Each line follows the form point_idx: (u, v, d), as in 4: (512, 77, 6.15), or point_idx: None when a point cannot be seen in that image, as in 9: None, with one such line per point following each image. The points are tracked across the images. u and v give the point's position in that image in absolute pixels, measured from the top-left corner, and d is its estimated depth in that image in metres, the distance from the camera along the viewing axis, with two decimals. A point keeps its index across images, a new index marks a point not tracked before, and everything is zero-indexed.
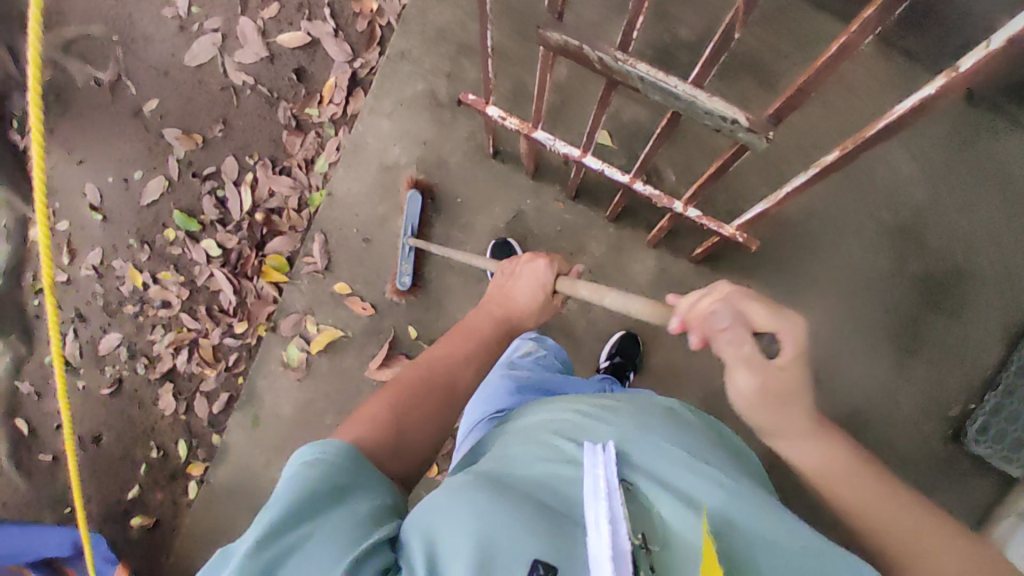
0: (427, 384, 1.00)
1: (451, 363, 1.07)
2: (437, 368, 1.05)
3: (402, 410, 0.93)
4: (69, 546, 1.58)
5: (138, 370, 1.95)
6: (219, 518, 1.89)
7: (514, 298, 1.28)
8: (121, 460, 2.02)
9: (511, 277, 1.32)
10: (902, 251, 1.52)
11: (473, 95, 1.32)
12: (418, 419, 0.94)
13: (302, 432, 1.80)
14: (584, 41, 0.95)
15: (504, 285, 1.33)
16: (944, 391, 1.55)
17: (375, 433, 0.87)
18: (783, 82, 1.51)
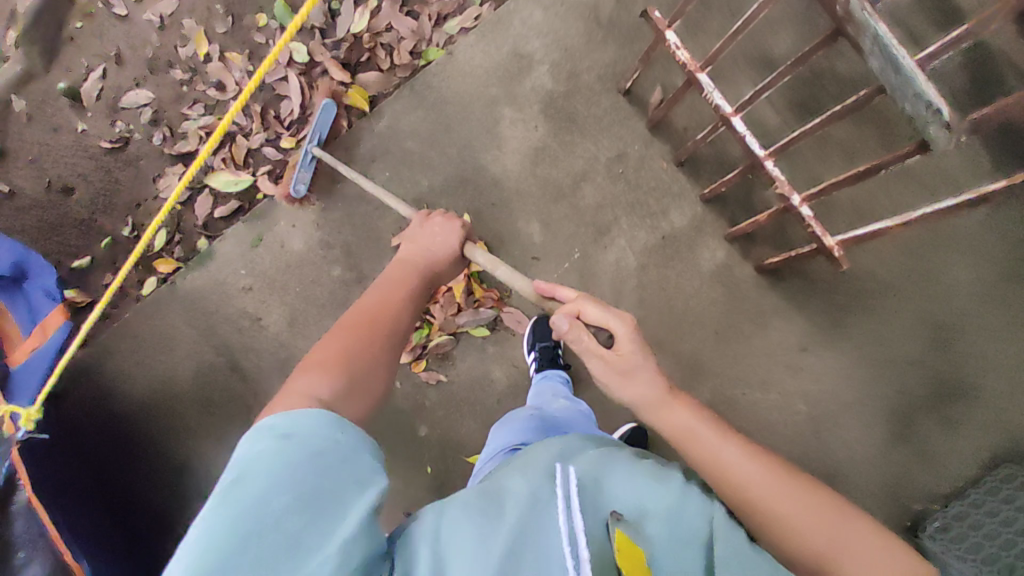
0: (369, 328, 1.01)
1: (392, 308, 1.08)
2: (378, 315, 1.05)
3: (353, 354, 0.95)
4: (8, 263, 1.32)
5: (151, 138, 1.75)
6: (168, 322, 1.71)
7: (424, 249, 1.30)
8: (80, 223, 1.78)
9: (426, 234, 1.33)
10: (931, 345, 1.57)
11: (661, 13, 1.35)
12: (368, 365, 0.95)
13: (303, 270, 1.67)
14: None
15: (419, 241, 1.33)
16: (914, 484, 1.58)
17: (330, 385, 0.88)
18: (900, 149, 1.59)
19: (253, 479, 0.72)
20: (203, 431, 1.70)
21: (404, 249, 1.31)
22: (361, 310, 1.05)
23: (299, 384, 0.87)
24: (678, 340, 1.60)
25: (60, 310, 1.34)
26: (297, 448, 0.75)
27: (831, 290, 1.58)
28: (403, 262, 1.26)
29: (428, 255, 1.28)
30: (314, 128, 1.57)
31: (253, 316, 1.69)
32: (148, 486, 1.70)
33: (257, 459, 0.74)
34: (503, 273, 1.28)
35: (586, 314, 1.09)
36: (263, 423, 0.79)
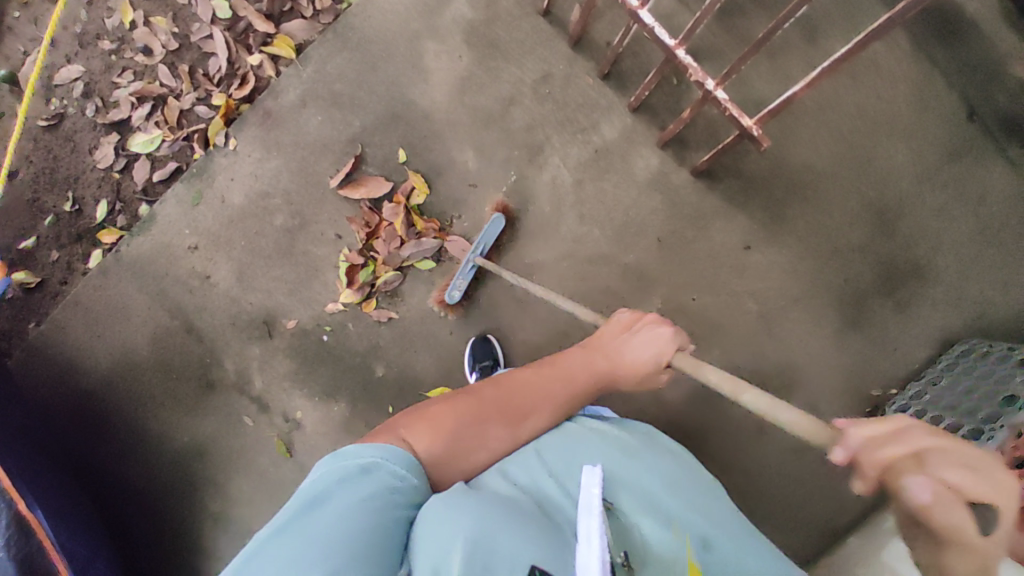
0: (500, 417, 0.96)
1: (537, 406, 0.99)
2: (514, 412, 0.98)
3: (463, 434, 0.93)
4: None
5: (85, 111, 1.76)
6: (115, 290, 1.71)
7: (623, 352, 1.10)
8: (24, 203, 1.78)
9: (627, 332, 1.13)
10: (873, 231, 1.58)
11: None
12: (483, 457, 0.94)
13: (247, 223, 1.68)
14: None
15: (615, 336, 1.14)
16: (871, 371, 1.59)
17: (429, 444, 0.90)
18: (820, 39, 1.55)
19: (330, 501, 0.77)
20: (164, 396, 1.70)
21: (605, 333, 1.15)
22: (498, 389, 1.01)
23: (407, 427, 0.92)
24: (623, 252, 1.61)
25: None
26: (377, 477, 0.81)
27: (768, 187, 1.58)
28: (592, 355, 1.11)
29: (623, 355, 1.09)
30: (479, 240, 1.55)
31: (202, 275, 1.69)
32: (113, 456, 1.69)
33: (335, 481, 0.80)
34: (755, 401, 0.79)
35: (950, 477, 0.54)
36: (346, 450, 0.85)
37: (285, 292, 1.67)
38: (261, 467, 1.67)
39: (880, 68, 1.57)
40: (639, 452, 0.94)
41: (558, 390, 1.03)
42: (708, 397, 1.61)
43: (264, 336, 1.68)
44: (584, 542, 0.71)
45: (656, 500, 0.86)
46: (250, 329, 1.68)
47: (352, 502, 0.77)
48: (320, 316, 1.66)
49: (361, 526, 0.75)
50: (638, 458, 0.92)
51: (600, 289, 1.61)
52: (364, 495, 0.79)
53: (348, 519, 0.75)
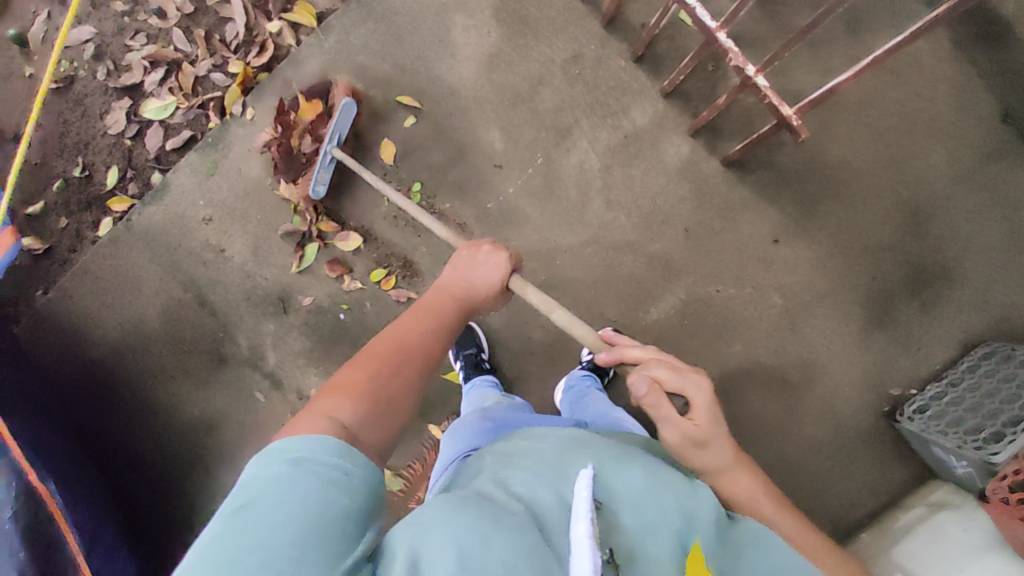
0: (397, 357, 0.92)
1: (424, 339, 0.97)
2: (411, 350, 0.94)
3: (380, 382, 0.88)
4: None
5: (96, 75, 1.70)
6: (124, 261, 1.66)
7: (473, 278, 1.10)
8: (33, 168, 1.73)
9: (471, 262, 1.13)
10: (905, 229, 1.56)
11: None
12: (400, 392, 0.88)
13: (264, 196, 1.63)
14: None
15: (461, 268, 1.13)
16: (892, 370, 1.57)
17: (351, 410, 0.82)
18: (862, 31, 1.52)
19: (266, 505, 0.64)
20: (174, 370, 1.66)
21: (445, 273, 1.12)
22: (385, 344, 0.94)
23: (320, 406, 0.81)
24: (649, 240, 1.58)
25: (9, 231, 1.32)
26: (324, 471, 0.68)
27: (802, 181, 1.55)
28: (443, 289, 1.08)
29: (479, 286, 1.09)
30: (333, 127, 1.50)
31: (216, 248, 1.65)
32: (120, 429, 1.66)
33: (270, 484, 0.66)
34: (563, 318, 1.11)
35: (658, 373, 0.91)
36: (274, 448, 0.71)
37: (301, 269, 1.63)
38: (271, 446, 1.64)
39: (922, 67, 1.54)
40: (622, 453, 0.85)
41: (438, 329, 1.00)
42: (726, 391, 1.59)
43: (278, 313, 1.64)
44: (576, 548, 0.64)
45: (649, 493, 0.77)
46: (264, 305, 1.64)
47: (296, 500, 0.64)
48: (337, 294, 1.63)
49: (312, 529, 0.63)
50: (624, 458, 0.84)
51: (623, 278, 1.58)
52: (311, 491, 0.66)
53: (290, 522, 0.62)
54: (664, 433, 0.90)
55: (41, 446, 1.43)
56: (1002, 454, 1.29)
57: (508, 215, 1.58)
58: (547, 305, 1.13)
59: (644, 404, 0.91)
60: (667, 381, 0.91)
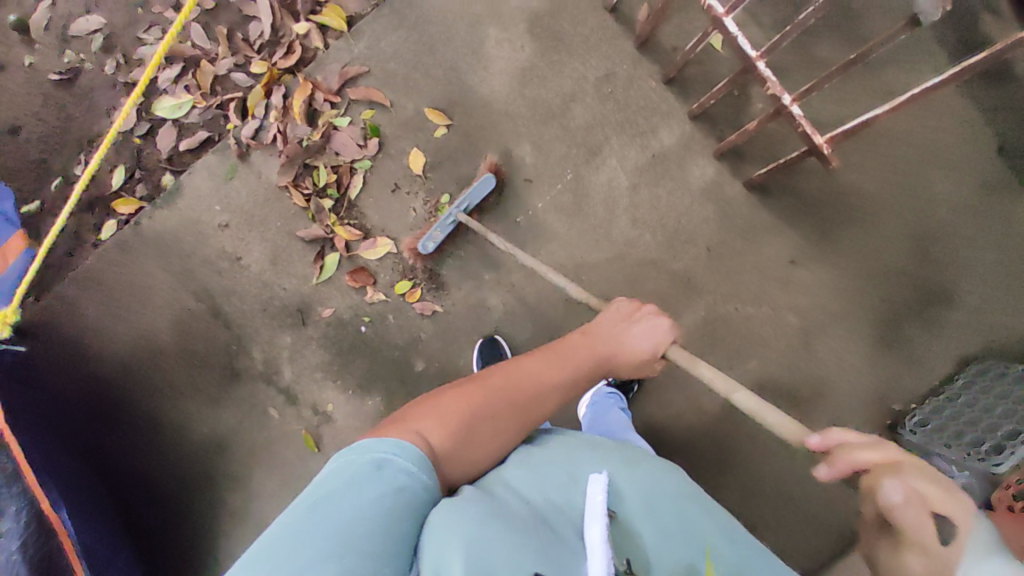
0: (512, 398, 0.89)
1: (554, 387, 0.95)
2: (525, 391, 0.91)
3: (483, 416, 0.85)
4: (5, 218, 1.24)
5: (102, 68, 1.62)
6: (135, 265, 1.60)
7: (624, 341, 1.13)
8: (31, 164, 1.63)
9: (629, 320, 1.18)
10: (912, 255, 1.66)
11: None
12: (496, 435, 0.86)
13: (284, 203, 1.59)
14: None
15: (618, 324, 1.17)
16: (895, 386, 1.66)
17: (442, 432, 0.80)
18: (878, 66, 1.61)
19: (338, 501, 0.69)
20: (185, 381, 1.60)
21: (600, 324, 1.16)
22: (506, 375, 0.92)
23: (412, 419, 0.81)
24: (672, 259, 1.61)
25: (21, 236, 1.20)
26: (392, 475, 0.72)
27: (823, 207, 1.65)
28: (591, 341, 1.10)
29: (616, 342, 1.12)
30: (466, 196, 1.52)
31: (232, 256, 1.60)
32: (124, 440, 1.59)
33: (339, 479, 0.72)
34: (747, 402, 0.96)
35: (922, 490, 0.61)
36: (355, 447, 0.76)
37: (322, 279, 1.59)
38: (284, 460, 1.59)
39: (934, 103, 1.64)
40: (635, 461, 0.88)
41: (569, 376, 0.99)
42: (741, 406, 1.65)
43: (297, 324, 1.60)
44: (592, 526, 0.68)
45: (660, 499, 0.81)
46: (282, 315, 1.60)
47: (368, 501, 0.69)
48: (359, 305, 1.60)
49: (369, 527, 0.67)
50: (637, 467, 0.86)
51: (647, 295, 1.61)
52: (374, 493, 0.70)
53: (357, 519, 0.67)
54: (900, 572, 0.61)
55: (47, 462, 1.37)
56: (1005, 464, 1.36)
57: (537, 230, 1.58)
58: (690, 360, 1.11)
59: (888, 515, 0.62)
60: (934, 497, 0.61)
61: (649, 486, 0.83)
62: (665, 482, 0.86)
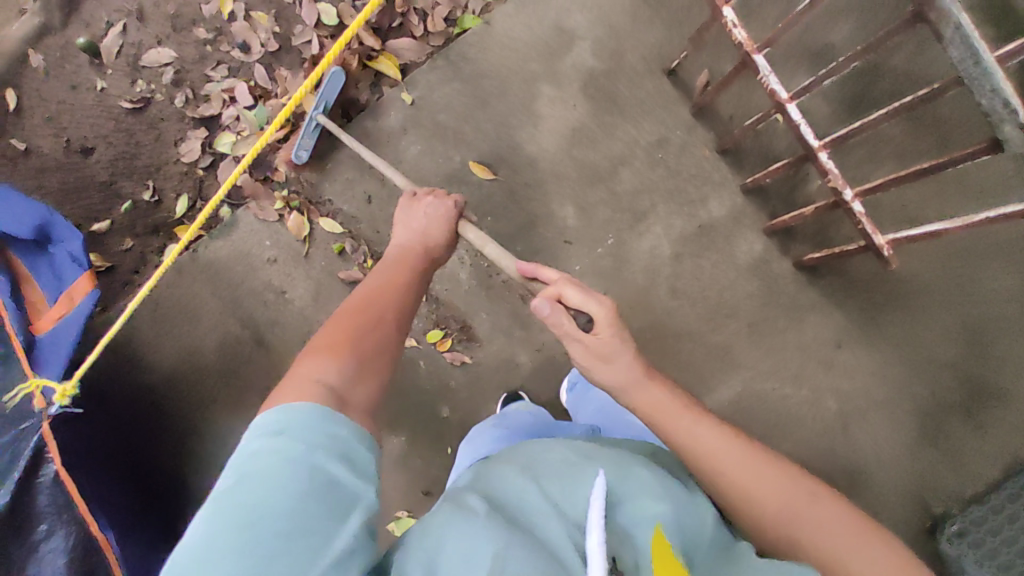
0: (375, 326, 0.96)
1: (392, 297, 1.04)
2: (384, 311, 0.99)
3: (353, 343, 0.91)
4: (72, 261, 1.30)
5: (172, 100, 1.71)
6: (186, 288, 1.69)
7: (421, 232, 1.22)
8: (100, 185, 1.74)
9: (410, 210, 1.25)
10: (973, 352, 1.52)
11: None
12: (376, 350, 0.93)
13: (328, 243, 1.63)
14: None
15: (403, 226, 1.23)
16: (937, 487, 1.52)
17: (337, 373, 0.85)
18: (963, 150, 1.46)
19: (258, 484, 0.67)
20: (224, 403, 1.67)
21: (401, 234, 1.22)
22: (349, 308, 0.98)
23: (302, 372, 0.84)
24: (710, 332, 1.56)
25: (86, 277, 1.28)
26: (305, 453, 0.70)
27: (874, 289, 1.53)
28: (403, 250, 1.19)
29: (439, 241, 1.22)
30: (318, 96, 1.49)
31: (278, 289, 1.66)
32: (159, 454, 1.66)
33: (257, 457, 0.69)
34: (494, 251, 1.19)
35: (569, 294, 1.00)
36: (264, 421, 0.74)
37: None
38: None
39: (1012, 191, 1.42)
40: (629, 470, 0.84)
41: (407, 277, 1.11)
42: None
43: None
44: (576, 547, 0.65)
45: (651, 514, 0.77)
46: None
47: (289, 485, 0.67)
48: None
49: (293, 513, 0.65)
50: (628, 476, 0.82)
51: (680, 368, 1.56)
52: (298, 472, 0.68)
53: (279, 503, 0.65)
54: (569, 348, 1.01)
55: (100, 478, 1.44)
56: None
57: None
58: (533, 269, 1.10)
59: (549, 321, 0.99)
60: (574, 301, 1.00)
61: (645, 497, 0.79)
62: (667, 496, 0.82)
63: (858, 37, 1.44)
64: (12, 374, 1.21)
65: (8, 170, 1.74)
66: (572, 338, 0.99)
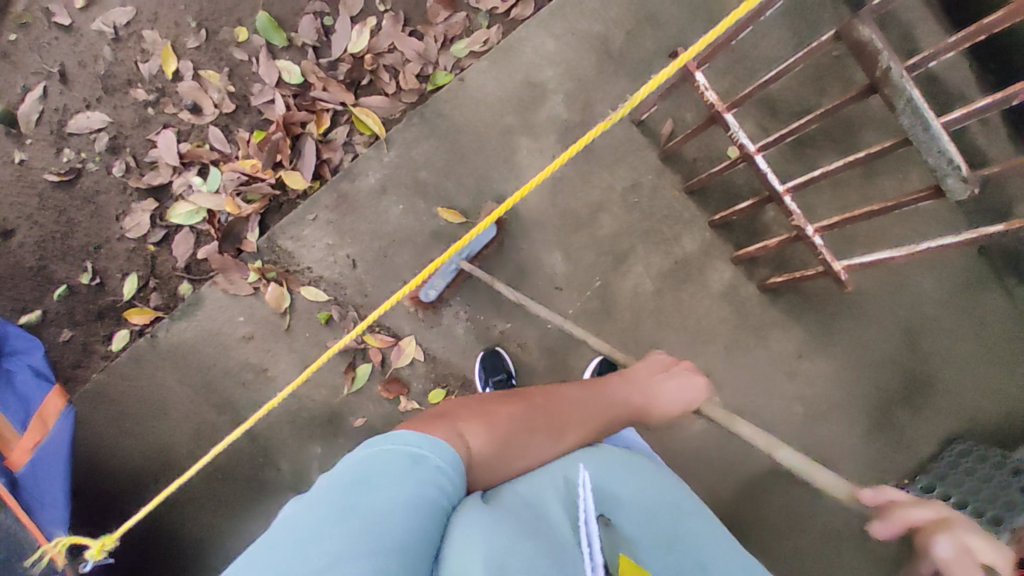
0: (545, 426, 0.86)
1: (580, 419, 0.90)
2: (562, 424, 0.88)
3: (513, 436, 0.82)
4: (36, 377, 1.15)
5: (110, 170, 1.53)
6: (145, 378, 1.50)
7: (657, 392, 1.03)
8: (26, 271, 1.51)
9: (663, 372, 1.07)
10: (901, 347, 1.75)
11: (827, 35, 1.17)
12: (520, 454, 0.82)
13: (311, 312, 1.54)
14: (887, 47, 1.09)
15: (649, 373, 1.07)
16: (887, 466, 1.73)
17: (485, 440, 0.78)
18: (892, 175, 1.66)
19: (379, 498, 0.62)
20: (208, 497, 1.53)
21: (632, 371, 1.08)
22: (531, 401, 0.89)
23: (460, 422, 0.79)
24: (695, 358, 1.67)
25: (58, 393, 1.15)
26: (422, 468, 0.67)
27: (823, 303, 1.74)
28: (624, 386, 1.01)
29: (653, 396, 1.02)
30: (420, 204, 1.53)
31: (257, 367, 1.53)
32: (151, 569, 1.51)
33: (380, 465, 0.66)
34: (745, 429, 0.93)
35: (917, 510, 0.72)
36: (396, 432, 0.70)
37: (354, 388, 1.56)
38: None
39: (927, 210, 1.64)
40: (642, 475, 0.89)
41: (599, 412, 0.94)
42: (760, 496, 1.69)
43: (326, 435, 1.55)
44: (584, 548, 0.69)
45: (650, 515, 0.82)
46: (311, 427, 1.55)
47: (410, 495, 0.63)
48: (392, 415, 1.56)
49: (407, 538, 0.60)
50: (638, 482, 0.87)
51: None
52: (408, 493, 0.63)
53: (391, 521, 0.60)
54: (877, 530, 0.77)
55: None
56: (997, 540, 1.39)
57: (568, 335, 1.62)
58: (727, 417, 0.99)
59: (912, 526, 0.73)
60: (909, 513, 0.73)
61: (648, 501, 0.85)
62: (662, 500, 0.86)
63: (795, 85, 1.62)
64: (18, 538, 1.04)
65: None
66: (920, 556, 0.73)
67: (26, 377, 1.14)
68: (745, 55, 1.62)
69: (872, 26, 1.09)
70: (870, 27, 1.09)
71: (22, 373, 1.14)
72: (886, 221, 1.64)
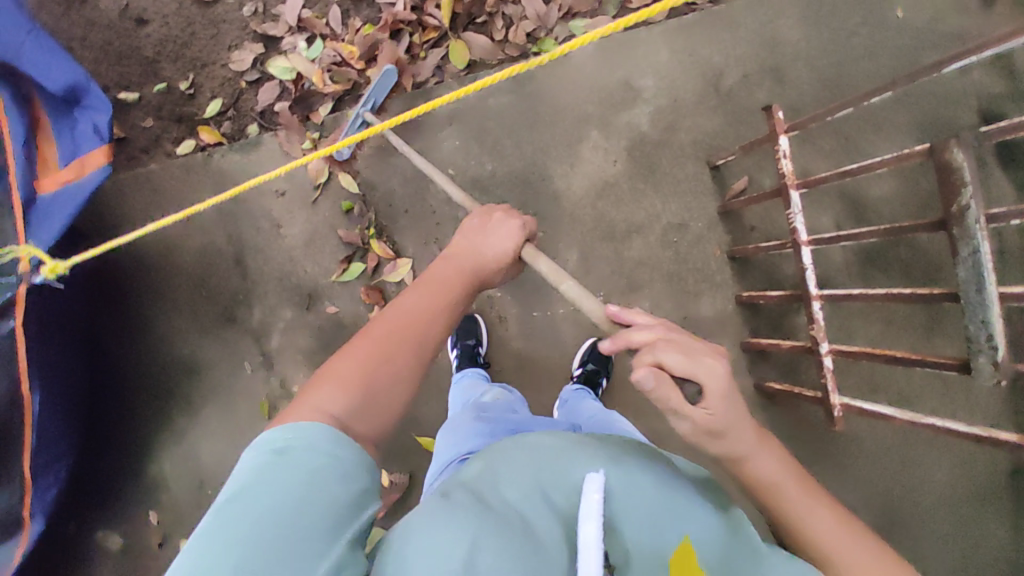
0: (399, 341, 0.81)
1: (429, 322, 0.85)
2: (414, 332, 0.83)
3: (382, 362, 0.79)
4: (93, 132, 1.33)
5: (242, 6, 1.70)
6: (188, 187, 1.70)
7: (484, 255, 0.97)
8: (142, 59, 1.72)
9: (481, 231, 1.00)
10: (875, 522, 1.56)
11: (924, 147, 1.05)
12: (396, 378, 0.79)
13: (337, 197, 1.65)
14: (976, 184, 0.97)
15: (474, 238, 1.00)
16: None
17: (347, 397, 0.75)
18: (952, 341, 1.48)
19: (248, 515, 0.62)
20: (187, 303, 1.74)
21: (455, 241, 1.00)
22: (378, 324, 0.83)
23: (315, 395, 0.74)
24: (659, 417, 1.58)
25: (103, 151, 1.33)
26: (296, 461, 0.66)
27: (816, 434, 1.59)
28: (453, 260, 0.96)
29: (487, 258, 0.97)
30: (370, 94, 1.54)
31: (274, 221, 1.69)
32: (122, 339, 1.75)
33: (255, 475, 0.65)
34: (570, 290, 0.97)
35: (667, 359, 0.77)
36: (266, 437, 0.69)
37: (342, 279, 1.66)
38: (239, 412, 1.75)
39: (969, 391, 1.45)
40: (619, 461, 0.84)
41: (444, 303, 0.88)
42: None
43: (300, 306, 1.69)
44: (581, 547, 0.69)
45: (643, 509, 0.79)
46: (293, 292, 1.69)
47: (291, 492, 0.64)
48: (361, 317, 1.66)
49: (288, 538, 0.62)
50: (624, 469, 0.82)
51: None
52: (292, 488, 0.64)
53: (274, 527, 0.62)
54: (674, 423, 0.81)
55: (76, 346, 1.56)
56: None
57: (546, 331, 1.61)
58: (557, 275, 0.99)
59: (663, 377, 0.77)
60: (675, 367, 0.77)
61: (635, 489, 0.80)
62: (659, 489, 0.82)
63: (892, 200, 1.48)
64: (5, 238, 1.25)
65: (59, 9, 1.73)
66: (680, 415, 0.79)
67: (87, 128, 1.33)
68: (850, 147, 1.50)
69: (968, 153, 0.97)
70: (966, 154, 0.97)
71: (85, 125, 1.34)
72: (918, 382, 1.47)
